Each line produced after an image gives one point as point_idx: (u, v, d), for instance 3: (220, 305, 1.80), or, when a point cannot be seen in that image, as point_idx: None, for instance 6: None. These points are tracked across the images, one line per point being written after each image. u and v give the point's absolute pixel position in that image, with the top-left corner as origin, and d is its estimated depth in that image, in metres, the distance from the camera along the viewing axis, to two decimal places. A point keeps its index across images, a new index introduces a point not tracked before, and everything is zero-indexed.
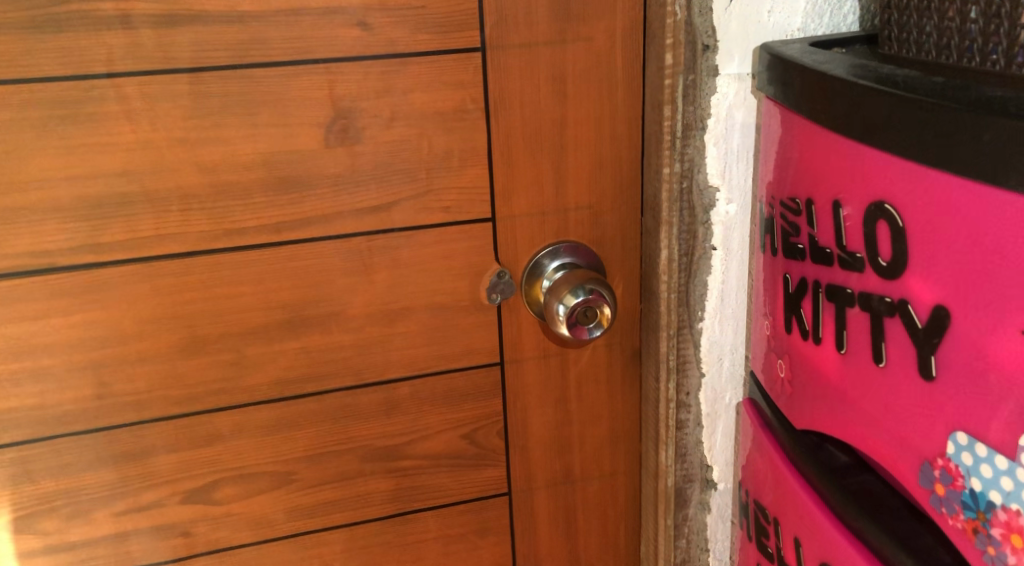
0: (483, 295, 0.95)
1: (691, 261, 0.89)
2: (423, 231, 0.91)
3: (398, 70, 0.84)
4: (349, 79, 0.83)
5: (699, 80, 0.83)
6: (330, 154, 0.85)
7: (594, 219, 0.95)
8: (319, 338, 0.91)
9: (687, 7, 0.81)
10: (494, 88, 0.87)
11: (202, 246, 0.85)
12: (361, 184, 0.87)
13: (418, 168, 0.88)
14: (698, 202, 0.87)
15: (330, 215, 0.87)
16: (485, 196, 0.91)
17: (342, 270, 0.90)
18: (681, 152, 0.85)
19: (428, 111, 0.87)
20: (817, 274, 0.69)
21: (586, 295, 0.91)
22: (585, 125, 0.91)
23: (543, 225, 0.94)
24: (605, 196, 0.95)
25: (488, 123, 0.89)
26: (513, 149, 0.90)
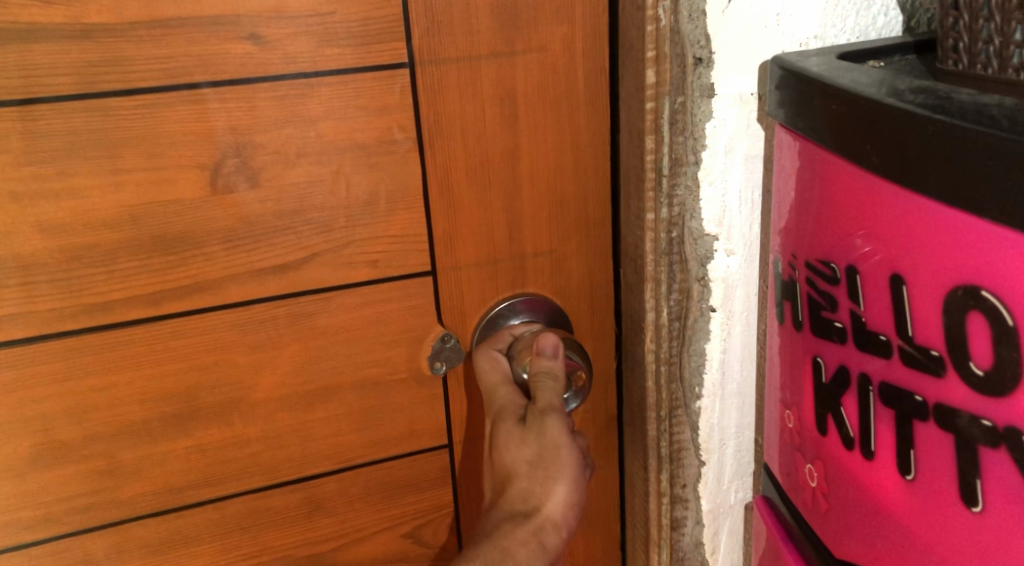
0: (425, 364, 0.77)
1: (684, 327, 0.72)
2: (346, 292, 0.72)
3: (303, 94, 0.66)
4: (239, 106, 0.65)
5: (690, 103, 0.65)
6: (219, 203, 0.66)
7: (557, 267, 0.79)
8: (219, 428, 0.73)
9: (673, 9, 0.63)
10: (429, 112, 0.70)
11: (54, 328, 0.65)
12: (263, 238, 0.68)
13: (336, 215, 0.70)
14: (691, 254, 0.70)
15: (224, 279, 0.69)
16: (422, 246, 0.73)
17: (244, 346, 0.71)
18: (668, 194, 0.67)
19: (344, 142, 0.68)
20: (866, 365, 0.52)
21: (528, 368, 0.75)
22: (542, 156, 0.74)
23: (495, 276, 0.77)
24: (568, 240, 0.78)
25: (422, 155, 0.71)
26: (455, 188, 0.73)
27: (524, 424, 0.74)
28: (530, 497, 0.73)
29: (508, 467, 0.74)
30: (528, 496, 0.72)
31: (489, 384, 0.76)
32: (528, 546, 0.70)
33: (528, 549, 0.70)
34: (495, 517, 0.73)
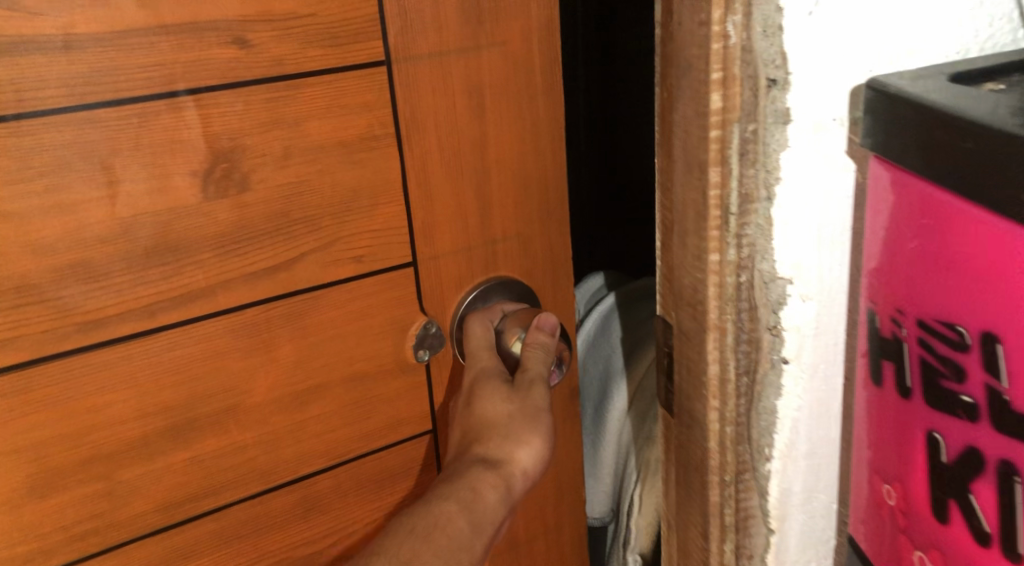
0: (409, 353, 0.79)
1: (751, 384, 0.63)
2: (333, 289, 0.74)
3: (288, 96, 0.67)
4: (228, 111, 0.65)
5: (763, 130, 0.56)
6: (210, 209, 0.66)
7: (523, 250, 0.83)
8: (216, 438, 0.73)
9: (746, 26, 0.54)
10: (405, 108, 0.72)
11: (47, 350, 0.63)
12: (253, 241, 0.69)
13: (322, 213, 0.71)
14: (761, 300, 0.60)
15: (217, 285, 0.68)
16: (404, 239, 0.76)
17: (237, 353, 0.71)
18: (736, 234, 0.58)
19: (329, 141, 0.69)
20: (1007, 451, 0.48)
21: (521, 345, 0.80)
22: (509, 145, 0.78)
23: (470, 265, 0.80)
24: (531, 224, 0.82)
25: (400, 149, 0.73)
26: (432, 181, 0.75)
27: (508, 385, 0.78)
28: (501, 445, 0.77)
29: (483, 418, 0.78)
30: (500, 446, 0.77)
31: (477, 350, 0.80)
32: (494, 490, 0.76)
33: (495, 493, 0.76)
34: (464, 461, 0.77)
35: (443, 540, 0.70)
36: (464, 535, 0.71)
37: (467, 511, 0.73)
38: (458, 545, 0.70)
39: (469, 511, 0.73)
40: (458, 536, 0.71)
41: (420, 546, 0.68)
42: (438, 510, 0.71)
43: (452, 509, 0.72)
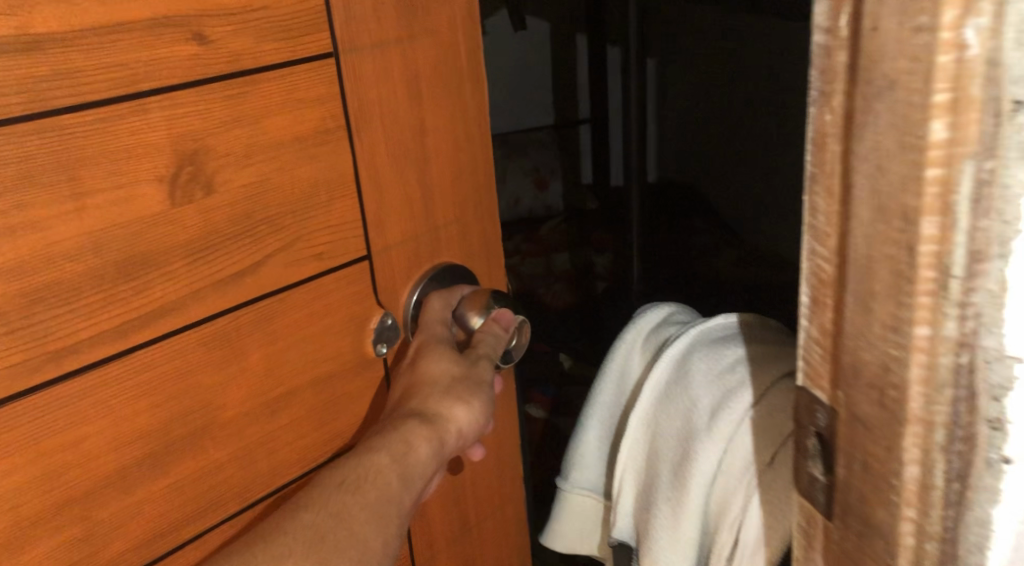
0: (371, 348, 0.79)
1: (963, 492, 0.48)
2: (297, 290, 0.72)
3: (246, 91, 0.64)
4: (191, 111, 0.61)
5: (1004, 168, 0.42)
6: (178, 216, 0.62)
7: (464, 236, 0.84)
8: (191, 465, 0.68)
9: (994, 32, 0.39)
10: (353, 98, 0.71)
11: (19, 385, 0.58)
12: (222, 246, 0.66)
13: (284, 213, 0.69)
14: (982, 385, 0.46)
15: (188, 295, 0.65)
16: (360, 233, 0.75)
17: (207, 369, 0.67)
18: (962, 300, 0.44)
19: (288, 137, 0.68)
20: None
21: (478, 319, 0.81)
22: (448, 131, 0.79)
23: (419, 255, 0.80)
24: (468, 210, 0.84)
25: (352, 140, 0.72)
26: (382, 170, 0.75)
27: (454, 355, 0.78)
28: (439, 404, 0.75)
29: (425, 380, 0.76)
30: (439, 406, 0.75)
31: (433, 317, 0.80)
32: (427, 444, 0.73)
33: (428, 447, 0.73)
34: (399, 413, 0.75)
35: (369, 491, 0.68)
36: (390, 488, 0.69)
37: (399, 465, 0.70)
38: (384, 497, 0.68)
39: (400, 464, 0.70)
40: (385, 488, 0.68)
41: (346, 498, 0.66)
42: (367, 462, 0.69)
43: (382, 461, 0.69)
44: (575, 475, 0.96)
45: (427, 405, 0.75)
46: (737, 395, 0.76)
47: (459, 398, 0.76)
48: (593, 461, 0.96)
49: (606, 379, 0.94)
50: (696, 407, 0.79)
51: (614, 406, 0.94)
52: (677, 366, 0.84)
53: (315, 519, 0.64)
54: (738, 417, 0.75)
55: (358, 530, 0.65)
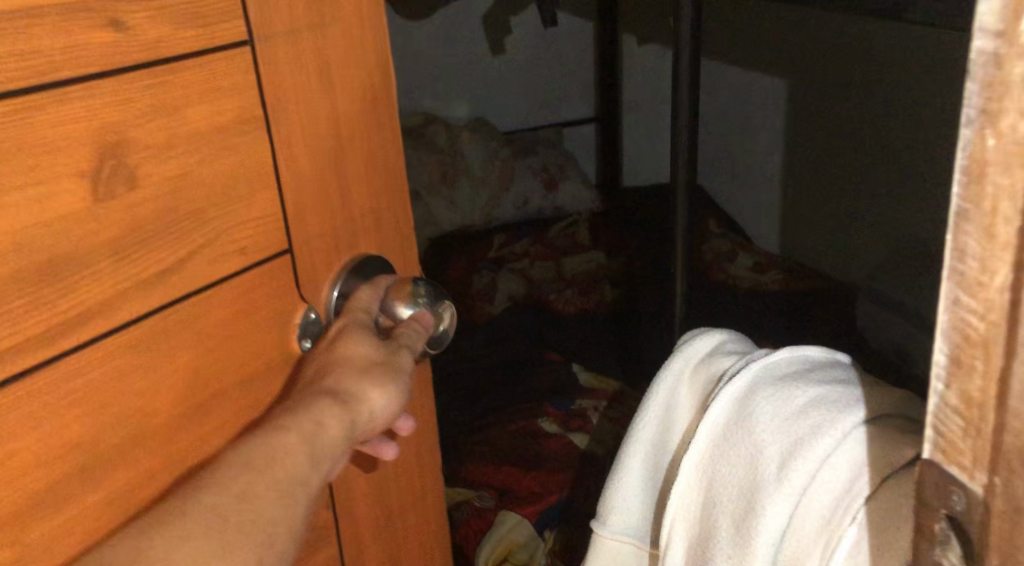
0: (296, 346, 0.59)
1: None
2: (218, 296, 0.53)
3: (167, 80, 0.48)
4: (124, 93, 0.46)
5: None
6: (104, 213, 0.46)
7: (382, 232, 0.63)
8: (115, 486, 0.50)
9: None
10: (269, 74, 0.53)
11: None
12: (138, 245, 0.48)
13: (209, 201, 0.51)
14: None
15: (109, 308, 0.48)
16: (284, 228, 0.56)
17: (125, 401, 0.49)
18: None
19: (211, 126, 0.51)
20: None
21: (391, 307, 0.60)
22: (373, 122, 0.61)
23: (339, 249, 0.60)
24: (388, 201, 0.63)
25: (271, 125, 0.54)
26: (302, 161, 0.56)
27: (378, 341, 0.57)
28: (358, 390, 0.54)
29: (342, 361, 0.55)
30: (359, 392, 0.54)
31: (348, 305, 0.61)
32: (342, 431, 0.51)
33: (343, 434, 0.51)
34: (309, 392, 0.53)
35: (273, 473, 0.46)
36: (299, 474, 0.47)
37: (310, 451, 0.49)
38: (287, 486, 0.46)
39: (309, 448, 0.49)
40: (286, 476, 0.47)
41: (255, 482, 0.45)
42: (271, 440, 0.47)
43: (290, 442, 0.48)
44: (611, 521, 0.62)
45: (347, 388, 0.53)
46: (826, 430, 0.47)
47: (381, 385, 0.55)
48: (632, 502, 0.62)
49: (649, 413, 0.61)
50: (765, 448, 0.50)
51: (656, 460, 0.61)
52: (742, 406, 0.53)
53: (218, 500, 0.43)
54: (830, 449, 0.47)
55: (265, 512, 0.45)
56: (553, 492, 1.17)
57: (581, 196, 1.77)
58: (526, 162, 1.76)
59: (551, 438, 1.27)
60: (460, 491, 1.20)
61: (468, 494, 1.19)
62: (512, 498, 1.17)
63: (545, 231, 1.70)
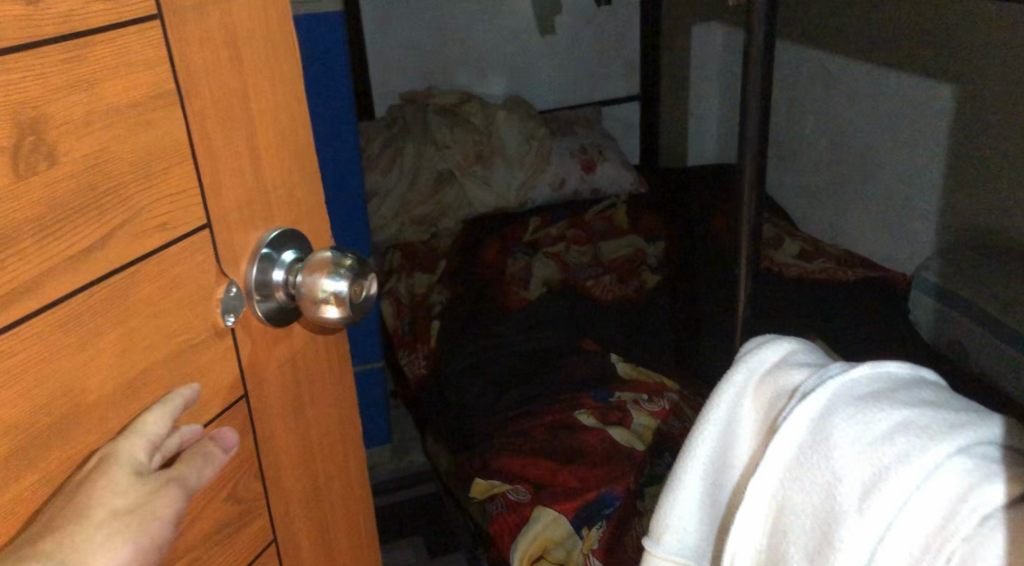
0: (218, 322, 0.48)
1: None
2: (141, 280, 0.44)
3: (82, 54, 0.39)
4: (43, 61, 0.38)
5: None
6: (16, 196, 0.38)
7: (299, 199, 0.52)
8: (14, 514, 0.40)
9: None
10: (172, 34, 0.43)
11: None
12: (52, 229, 0.39)
13: (127, 167, 0.42)
14: None
15: (20, 307, 0.39)
16: (200, 203, 0.46)
17: (40, 411, 0.40)
18: None
19: (132, 100, 0.42)
20: None
21: (312, 279, 0.50)
22: (290, 83, 0.50)
23: (258, 219, 0.49)
24: (304, 164, 0.52)
25: (180, 92, 0.44)
26: (216, 133, 0.46)
27: (139, 470, 0.43)
28: (82, 548, 0.41)
29: (75, 503, 0.41)
30: (79, 553, 0.41)
31: (273, 277, 0.50)
32: None
33: None
34: (20, 543, 0.39)
35: None
36: None
37: None
38: None
39: None
40: None
41: None
42: None
43: None
44: (665, 540, 0.51)
45: (73, 546, 0.40)
46: (916, 463, 0.38)
47: (116, 543, 0.42)
48: (690, 521, 0.51)
49: (710, 427, 0.49)
50: (841, 479, 0.41)
51: (716, 480, 0.50)
52: (815, 426, 0.43)
53: None
54: (938, 475, 0.38)
55: None
56: (596, 487, 0.99)
57: (623, 178, 1.70)
58: (562, 143, 1.68)
59: (588, 430, 1.05)
60: (493, 483, 1.04)
61: (500, 485, 1.03)
62: (549, 492, 0.99)
63: (582, 214, 1.62)
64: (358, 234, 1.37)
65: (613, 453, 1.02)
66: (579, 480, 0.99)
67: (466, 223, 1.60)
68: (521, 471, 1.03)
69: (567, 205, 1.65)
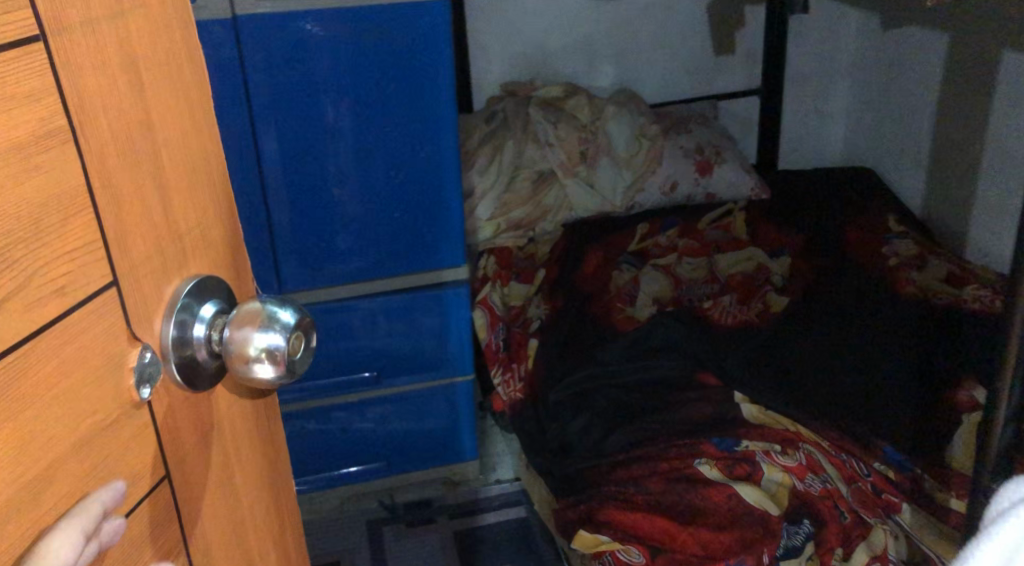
0: (132, 397, 0.36)
1: None
2: (49, 367, 0.32)
3: None
4: None
5: None
6: None
7: (215, 240, 0.41)
8: None
9: None
10: (56, 50, 0.32)
11: None
12: None
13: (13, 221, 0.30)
14: None
15: None
16: (105, 259, 0.34)
17: None
18: None
19: (17, 141, 0.30)
20: None
21: (241, 334, 0.38)
22: (198, 99, 0.39)
23: (170, 267, 0.38)
24: (217, 195, 0.41)
25: (73, 125, 0.32)
26: (118, 168, 0.34)
27: None
28: None
29: None
30: None
31: (193, 333, 0.38)
32: None
33: None
34: None
35: None
36: None
37: None
38: None
39: None
40: None
41: None
42: None
43: None
44: None
45: None
46: None
47: None
48: None
49: None
50: None
51: None
52: None
53: None
54: None
55: None
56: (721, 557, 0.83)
57: (743, 184, 1.54)
58: (677, 142, 1.53)
59: (712, 484, 0.89)
60: (601, 538, 0.88)
61: (610, 542, 0.87)
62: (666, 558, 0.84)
63: (695, 223, 1.47)
64: (452, 237, 1.27)
65: (744, 514, 0.86)
66: (701, 547, 0.84)
67: (567, 229, 1.48)
68: (633, 529, 0.88)
69: (678, 211, 1.51)
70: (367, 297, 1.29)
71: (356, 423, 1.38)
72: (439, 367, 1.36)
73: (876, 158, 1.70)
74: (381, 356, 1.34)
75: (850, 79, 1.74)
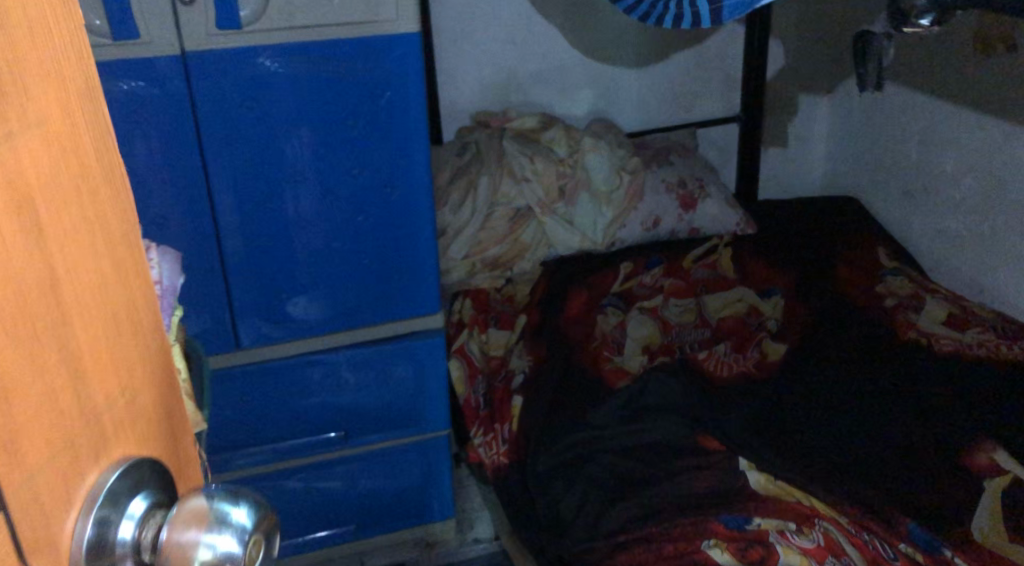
0: None
1: None
2: None
3: None
4: None
5: None
6: None
7: (146, 408, 0.32)
8: None
9: None
10: None
11: None
12: None
13: None
14: None
15: None
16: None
17: None
18: None
19: None
20: None
21: (182, 540, 0.29)
22: (112, 233, 0.30)
23: (85, 458, 0.28)
24: (145, 342, 0.32)
25: None
26: (10, 352, 0.25)
27: None
28: None
29: None
30: None
31: (118, 536, 0.29)
32: None
33: None
34: None
35: None
36: None
37: None
38: None
39: None
40: None
41: None
42: None
43: None
44: None
45: None
46: None
47: None
48: None
49: None
50: None
51: None
52: None
53: None
54: None
55: None
56: None
57: (727, 218, 1.47)
58: (657, 175, 1.46)
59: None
60: None
61: None
62: None
63: (680, 260, 1.39)
64: (425, 286, 1.18)
65: None
66: None
67: (545, 269, 1.40)
68: None
69: (662, 246, 1.43)
70: (334, 351, 1.19)
71: (322, 484, 1.27)
72: (413, 424, 1.26)
73: (858, 187, 1.65)
74: (348, 413, 1.23)
75: (831, 103, 1.68)
